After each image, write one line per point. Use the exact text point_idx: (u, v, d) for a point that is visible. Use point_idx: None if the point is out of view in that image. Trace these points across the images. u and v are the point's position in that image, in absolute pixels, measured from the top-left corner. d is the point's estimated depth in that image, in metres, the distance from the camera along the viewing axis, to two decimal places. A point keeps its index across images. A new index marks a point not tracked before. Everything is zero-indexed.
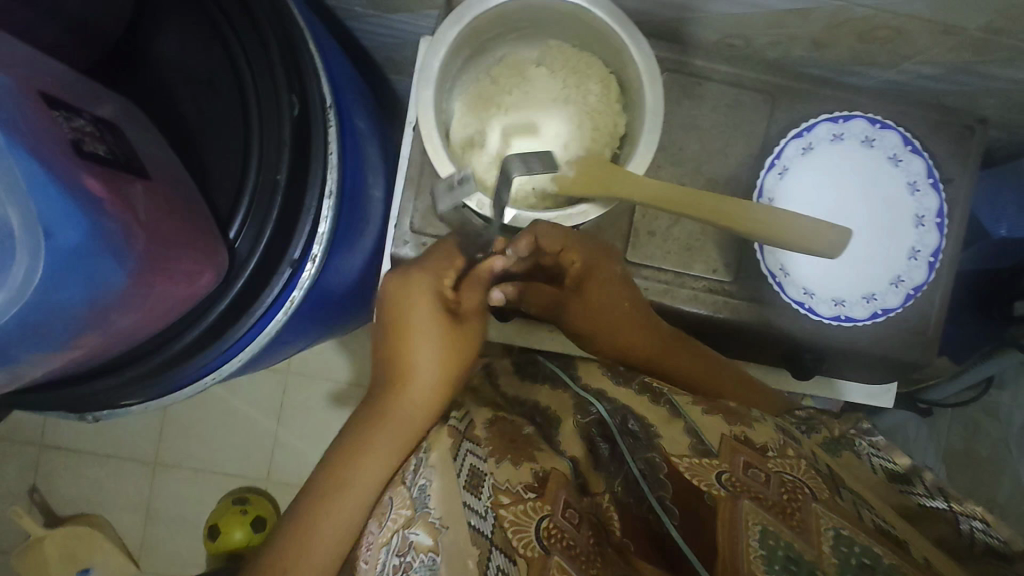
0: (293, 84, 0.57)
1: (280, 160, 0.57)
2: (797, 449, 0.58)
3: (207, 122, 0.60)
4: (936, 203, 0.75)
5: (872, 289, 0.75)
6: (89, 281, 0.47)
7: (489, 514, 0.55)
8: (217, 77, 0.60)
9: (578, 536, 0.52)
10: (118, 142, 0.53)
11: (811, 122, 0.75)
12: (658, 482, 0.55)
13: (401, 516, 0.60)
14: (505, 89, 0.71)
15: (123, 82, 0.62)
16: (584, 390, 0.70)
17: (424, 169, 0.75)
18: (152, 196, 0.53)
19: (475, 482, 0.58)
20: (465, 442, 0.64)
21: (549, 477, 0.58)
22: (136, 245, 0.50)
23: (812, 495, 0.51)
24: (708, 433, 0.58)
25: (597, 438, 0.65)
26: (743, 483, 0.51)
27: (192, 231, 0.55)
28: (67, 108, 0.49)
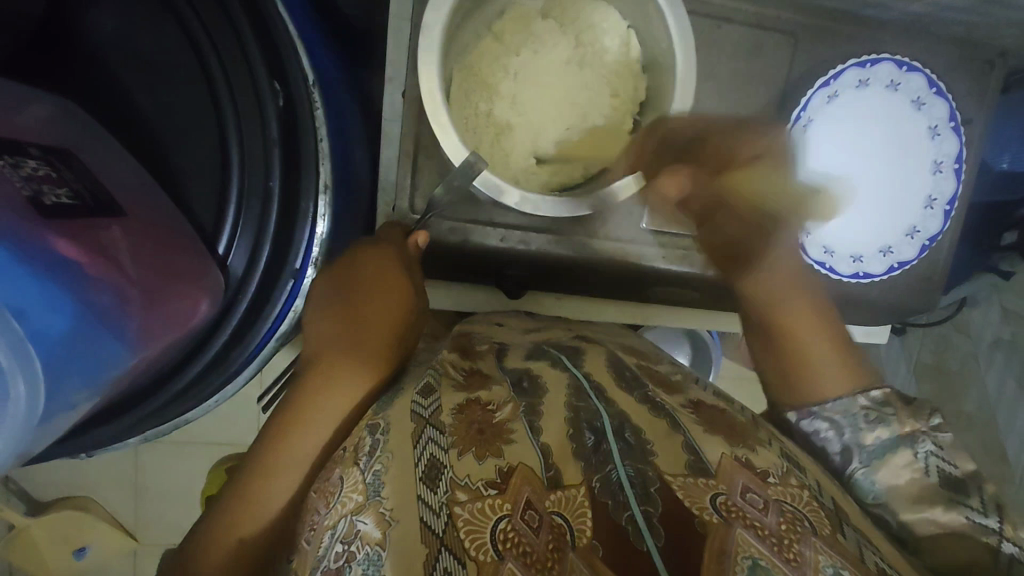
0: (273, 69, 0.48)
1: (270, 163, 0.49)
2: (802, 480, 0.49)
3: (169, 115, 0.50)
4: (955, 147, 0.73)
5: (889, 242, 0.74)
6: (92, 361, 0.41)
7: (443, 512, 0.41)
8: (174, 59, 0.49)
9: (543, 545, 0.40)
10: (78, 174, 0.43)
11: (839, 68, 0.69)
12: (643, 493, 0.43)
13: (350, 500, 0.45)
14: (511, 48, 0.62)
15: (53, 75, 0.49)
16: (586, 377, 0.54)
17: (420, 146, 0.66)
18: (136, 240, 0.45)
19: (432, 473, 0.44)
20: (428, 429, 0.47)
21: (516, 471, 0.44)
22: (132, 313, 0.43)
23: (812, 530, 0.43)
24: (707, 446, 0.47)
25: (584, 418, 0.49)
26: (738, 509, 0.43)
27: (186, 264, 0.47)
28: (10, 150, 0.39)
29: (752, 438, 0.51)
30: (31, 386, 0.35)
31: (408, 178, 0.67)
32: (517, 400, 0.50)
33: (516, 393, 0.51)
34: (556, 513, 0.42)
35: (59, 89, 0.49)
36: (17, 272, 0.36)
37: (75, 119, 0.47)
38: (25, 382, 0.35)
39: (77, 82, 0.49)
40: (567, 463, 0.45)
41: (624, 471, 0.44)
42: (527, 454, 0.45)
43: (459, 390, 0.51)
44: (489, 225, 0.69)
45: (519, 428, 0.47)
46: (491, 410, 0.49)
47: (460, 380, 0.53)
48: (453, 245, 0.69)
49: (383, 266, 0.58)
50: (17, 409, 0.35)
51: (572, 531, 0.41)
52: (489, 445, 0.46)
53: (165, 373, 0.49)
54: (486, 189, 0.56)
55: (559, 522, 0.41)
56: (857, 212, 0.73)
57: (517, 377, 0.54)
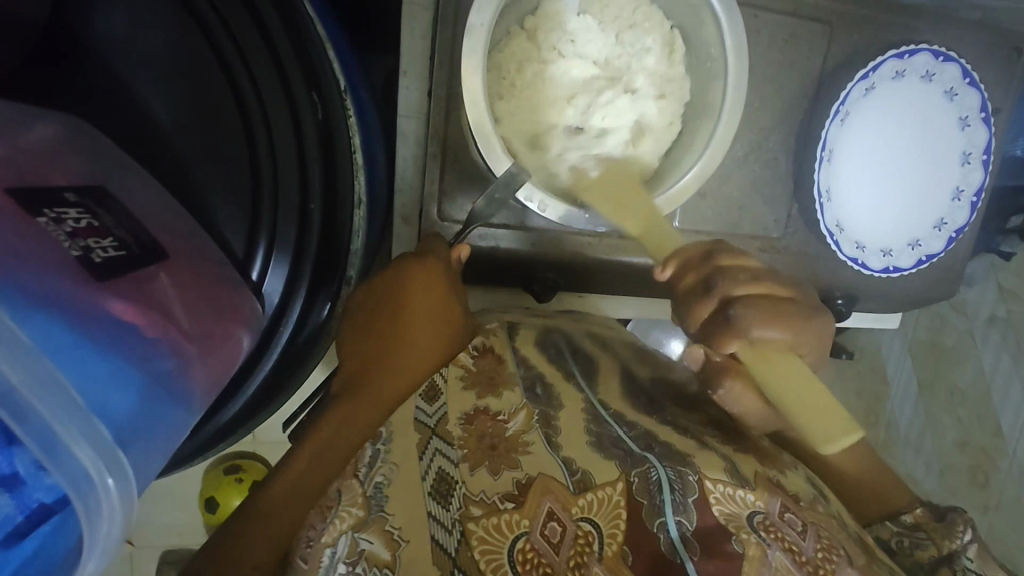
0: (308, 83, 0.44)
1: (307, 181, 0.46)
2: (828, 506, 0.47)
3: (193, 131, 0.46)
4: (984, 139, 0.71)
5: (916, 235, 0.72)
6: (163, 430, 0.38)
7: (456, 530, 0.37)
8: (194, 69, 0.45)
9: (564, 563, 0.36)
10: (119, 216, 0.40)
11: (878, 60, 0.67)
12: (681, 503, 0.40)
13: (348, 515, 0.38)
14: (546, 48, 0.58)
15: (61, 88, 0.44)
16: (603, 404, 0.49)
17: (447, 149, 0.62)
18: (183, 284, 0.42)
19: (443, 489, 0.39)
20: (434, 440, 0.42)
21: (537, 481, 0.39)
22: (192, 371, 0.40)
23: (847, 559, 0.41)
24: (741, 464, 0.46)
25: (608, 437, 0.45)
26: (777, 530, 0.41)
27: (230, 299, 0.45)
28: (50, 202, 0.36)
29: (779, 460, 0.50)
30: (120, 489, 0.33)
31: (436, 183, 0.62)
32: (529, 407, 0.45)
33: (530, 396, 0.46)
34: (583, 520, 0.38)
35: (73, 107, 0.45)
36: (84, 351, 0.33)
37: (87, 140, 0.43)
38: (114, 478, 0.32)
39: (90, 100, 0.45)
40: (593, 463, 0.41)
41: (665, 472, 0.42)
42: (546, 463, 0.41)
43: (468, 389, 0.45)
44: (523, 229, 0.67)
45: (536, 440, 0.42)
46: (503, 420, 0.43)
47: (469, 370, 0.46)
48: (484, 253, 0.67)
49: (425, 275, 0.51)
50: (111, 520, 0.33)
51: (600, 540, 0.37)
52: (504, 458, 0.41)
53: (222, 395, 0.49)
54: (530, 203, 0.56)
55: (586, 531, 0.38)
56: (887, 206, 0.72)
57: (531, 380, 0.48)
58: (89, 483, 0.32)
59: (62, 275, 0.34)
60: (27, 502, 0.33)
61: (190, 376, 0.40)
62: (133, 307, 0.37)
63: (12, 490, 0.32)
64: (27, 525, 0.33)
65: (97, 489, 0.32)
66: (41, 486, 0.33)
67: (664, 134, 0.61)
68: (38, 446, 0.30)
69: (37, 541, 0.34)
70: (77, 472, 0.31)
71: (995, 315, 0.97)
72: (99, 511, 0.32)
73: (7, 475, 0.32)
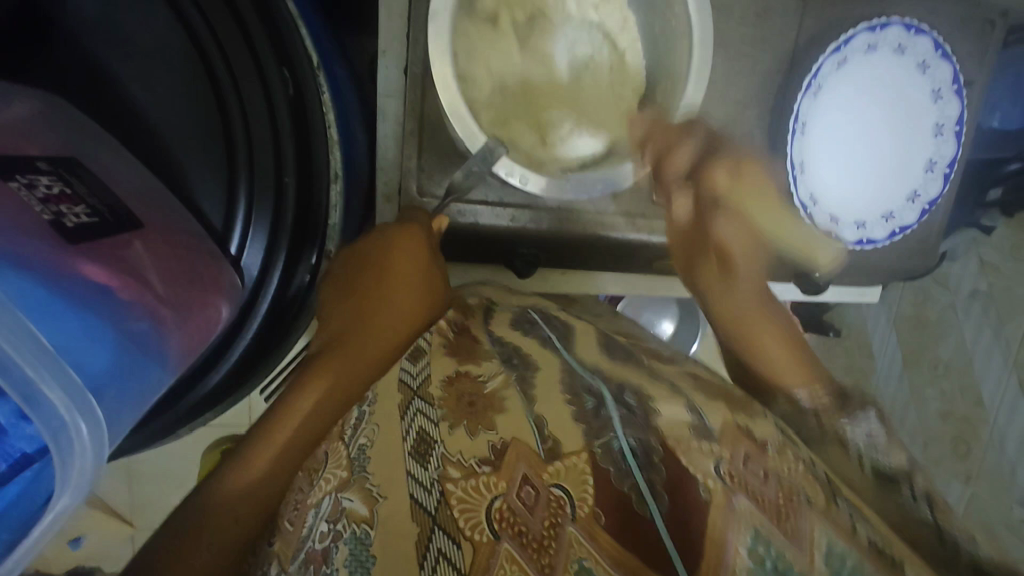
0: (280, 58, 0.46)
1: (283, 155, 0.48)
2: (798, 450, 0.45)
3: (169, 109, 0.48)
4: (957, 110, 0.72)
5: (890, 207, 0.73)
6: (137, 387, 0.41)
7: (433, 489, 0.37)
8: (169, 48, 0.46)
9: (540, 525, 0.36)
10: (90, 184, 0.42)
11: (849, 34, 0.68)
12: (647, 464, 0.38)
13: (334, 476, 0.41)
14: (509, 35, 0.60)
15: (35, 68, 0.46)
16: (575, 356, 0.49)
17: (424, 126, 0.63)
18: (158, 252, 0.43)
19: (422, 449, 0.40)
20: (415, 401, 0.43)
21: (511, 446, 0.39)
22: (168, 333, 0.42)
23: (807, 499, 0.39)
24: (709, 412, 0.45)
25: (580, 387, 0.44)
26: (740, 476, 0.39)
27: (206, 266, 0.46)
28: (21, 168, 0.38)
29: (750, 409, 0.49)
30: (92, 432, 0.35)
31: (414, 160, 0.63)
32: (508, 372, 0.44)
33: (507, 365, 0.45)
34: (556, 485, 0.37)
35: (50, 85, 0.46)
36: (58, 307, 0.36)
37: (65, 117, 0.45)
38: (86, 424, 0.35)
39: (67, 79, 0.46)
40: (566, 427, 0.40)
41: (627, 441, 0.39)
42: (519, 422, 0.40)
43: (450, 355, 0.46)
44: (513, 208, 0.68)
45: (511, 397, 0.42)
46: (482, 380, 0.44)
47: (450, 338, 0.48)
48: (466, 229, 0.68)
49: (406, 250, 0.52)
50: (84, 463, 0.35)
51: (573, 503, 0.36)
52: (481, 417, 0.41)
53: (203, 364, 0.51)
54: (509, 177, 0.58)
55: (558, 497, 0.36)
56: (860, 178, 0.73)
57: (506, 353, 0.47)
58: (65, 426, 0.34)
59: (34, 236, 0.36)
60: (11, 451, 0.36)
61: (166, 337, 0.42)
62: (109, 272, 0.39)
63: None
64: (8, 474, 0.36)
65: (70, 432, 0.34)
66: (23, 435, 0.36)
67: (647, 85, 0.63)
68: (15, 391, 0.32)
69: (19, 488, 0.37)
70: (53, 417, 0.34)
71: (977, 289, 0.97)
72: (74, 454, 0.35)
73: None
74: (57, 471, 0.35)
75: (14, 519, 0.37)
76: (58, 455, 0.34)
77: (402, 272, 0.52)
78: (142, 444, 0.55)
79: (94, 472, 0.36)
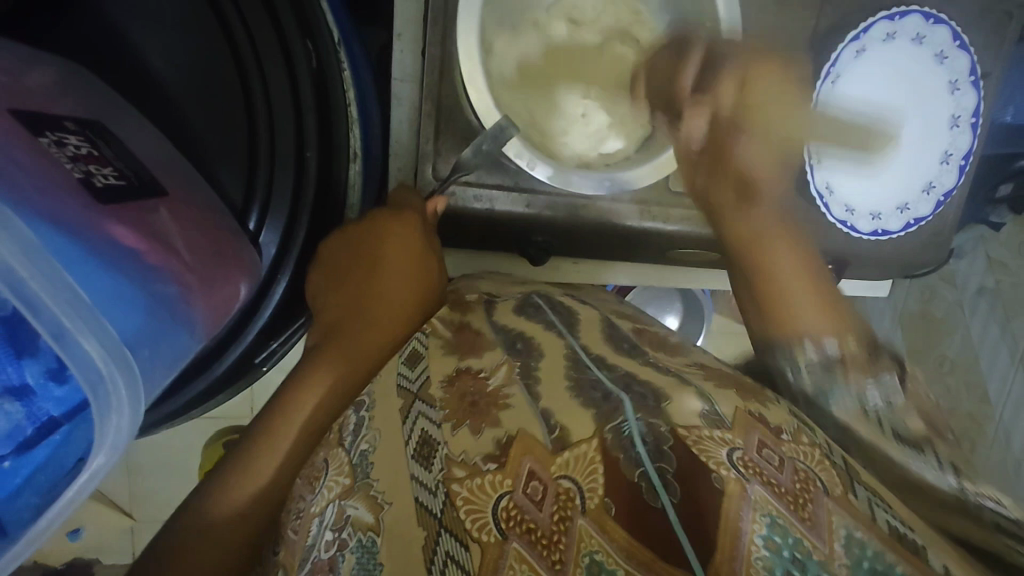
0: (303, 28, 0.45)
1: (304, 129, 0.48)
2: (813, 436, 0.42)
3: (193, 82, 0.48)
4: (974, 101, 0.72)
5: (905, 199, 0.73)
6: (163, 356, 0.40)
7: (440, 491, 0.35)
8: (193, 19, 0.47)
9: (548, 520, 0.33)
10: (116, 149, 0.42)
11: (869, 22, 0.67)
12: (657, 450, 0.35)
13: (336, 484, 0.41)
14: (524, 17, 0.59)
15: (56, 44, 0.46)
16: (584, 349, 0.44)
17: (440, 109, 0.61)
18: (183, 221, 0.43)
19: (425, 452, 0.38)
20: (417, 404, 0.41)
21: (517, 439, 0.35)
22: (195, 300, 0.42)
23: (825, 489, 0.36)
24: (719, 399, 0.40)
25: (587, 381, 0.40)
26: (756, 465, 0.36)
27: (229, 243, 0.46)
28: (51, 126, 0.38)
29: (762, 396, 0.44)
30: (130, 389, 0.35)
31: (430, 143, 0.62)
32: (511, 360, 0.42)
33: (511, 353, 0.42)
34: (562, 476, 0.34)
35: (64, 53, 0.46)
36: (87, 265, 0.36)
37: (85, 86, 0.44)
38: (125, 383, 0.34)
39: (89, 56, 0.47)
40: (572, 414, 0.37)
41: (636, 425, 0.36)
42: (526, 417, 0.37)
43: (449, 353, 0.43)
44: (519, 187, 0.65)
45: (516, 393, 0.39)
46: (484, 377, 0.40)
47: (449, 338, 0.44)
48: (480, 214, 0.65)
49: (405, 238, 0.50)
50: (121, 419, 0.35)
51: (582, 494, 0.34)
52: (485, 415, 0.38)
53: (220, 344, 0.51)
54: (518, 159, 0.57)
55: (566, 489, 0.34)
56: (878, 170, 0.72)
57: (510, 339, 0.44)
58: (102, 380, 0.34)
59: (68, 195, 0.36)
60: (38, 413, 0.37)
61: (193, 305, 0.42)
62: (137, 234, 0.39)
63: (24, 398, 0.36)
64: (38, 437, 0.37)
65: (108, 387, 0.34)
66: (50, 398, 0.37)
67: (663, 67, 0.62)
68: (51, 335, 0.32)
69: (48, 451, 0.37)
70: (89, 367, 0.33)
71: (985, 285, 0.97)
72: (110, 406, 0.34)
73: (19, 385, 0.36)
74: (95, 426, 0.34)
75: (42, 484, 0.37)
76: (98, 408, 0.34)
77: (391, 266, 0.49)
78: (152, 427, 0.53)
79: (130, 432, 0.36)
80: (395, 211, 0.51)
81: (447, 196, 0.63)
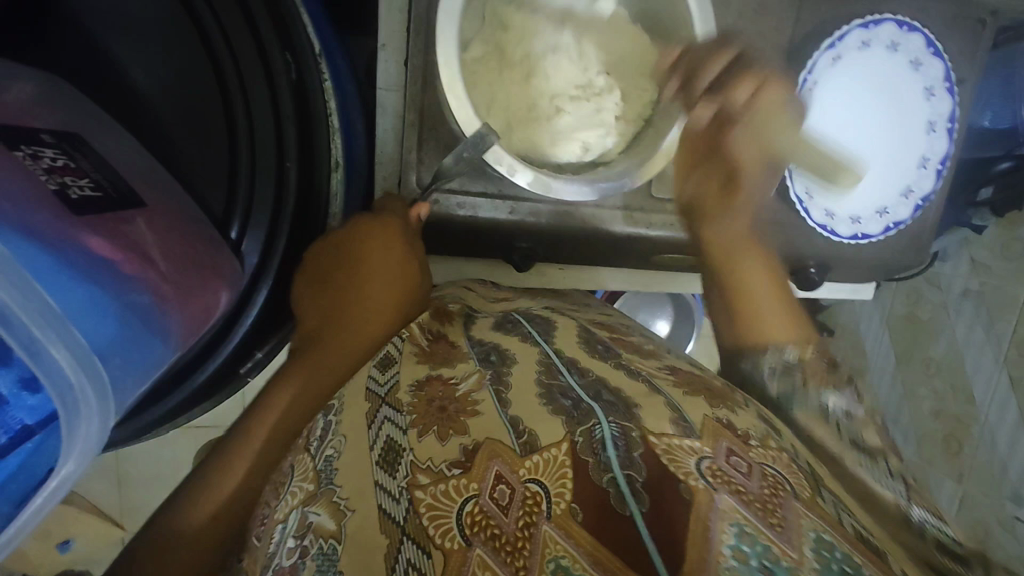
0: (283, 39, 0.47)
1: (282, 140, 0.48)
2: (779, 441, 0.43)
3: (176, 92, 0.49)
4: (948, 108, 0.73)
5: (885, 203, 0.73)
6: (136, 364, 0.41)
7: (403, 498, 0.35)
8: (175, 33, 0.48)
9: (513, 525, 0.33)
10: (92, 159, 0.42)
11: (844, 30, 0.68)
12: (627, 457, 0.36)
13: (301, 490, 0.40)
14: (505, 28, 0.60)
15: (38, 54, 0.47)
16: (557, 352, 0.45)
17: (423, 118, 0.62)
18: (160, 230, 0.44)
19: (390, 458, 0.38)
20: (383, 408, 0.41)
21: (483, 446, 0.36)
22: (171, 309, 0.43)
23: (794, 493, 0.37)
24: (688, 409, 0.42)
25: (556, 387, 0.41)
26: (725, 473, 0.37)
27: (208, 253, 0.46)
28: (26, 139, 0.38)
29: (733, 400, 0.46)
30: (99, 397, 0.36)
31: (414, 152, 0.62)
32: (483, 370, 0.42)
33: (483, 364, 0.43)
34: (532, 480, 0.35)
35: (50, 70, 0.47)
36: (61, 277, 0.37)
37: (64, 97, 0.45)
38: (94, 394, 0.35)
39: (72, 68, 0.48)
40: (541, 420, 0.38)
41: (608, 428, 0.37)
42: (495, 425, 0.38)
43: (421, 361, 0.43)
44: (499, 196, 0.66)
45: (486, 398, 0.40)
46: (454, 383, 0.41)
47: (422, 347, 0.45)
48: (462, 222, 0.66)
49: (387, 247, 0.50)
50: (90, 428, 0.36)
51: (548, 499, 0.34)
52: (453, 421, 0.39)
53: (199, 353, 0.51)
54: (498, 166, 0.56)
55: (534, 493, 0.34)
56: None
57: (485, 351, 0.45)
58: (70, 390, 0.34)
59: (39, 207, 0.36)
60: (11, 423, 0.38)
61: (167, 314, 0.42)
62: (113, 243, 0.40)
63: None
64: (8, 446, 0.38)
65: (77, 396, 0.35)
66: (24, 406, 0.38)
67: (644, 78, 0.63)
68: (20, 347, 0.32)
69: (19, 459, 0.38)
70: (59, 376, 0.34)
71: (969, 287, 0.96)
72: (80, 415, 0.35)
73: None
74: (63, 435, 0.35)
75: (16, 490, 0.37)
76: (66, 416, 0.35)
77: (373, 271, 0.50)
78: (131, 437, 0.53)
79: (98, 442, 0.37)
80: (376, 220, 0.51)
81: (430, 204, 0.64)
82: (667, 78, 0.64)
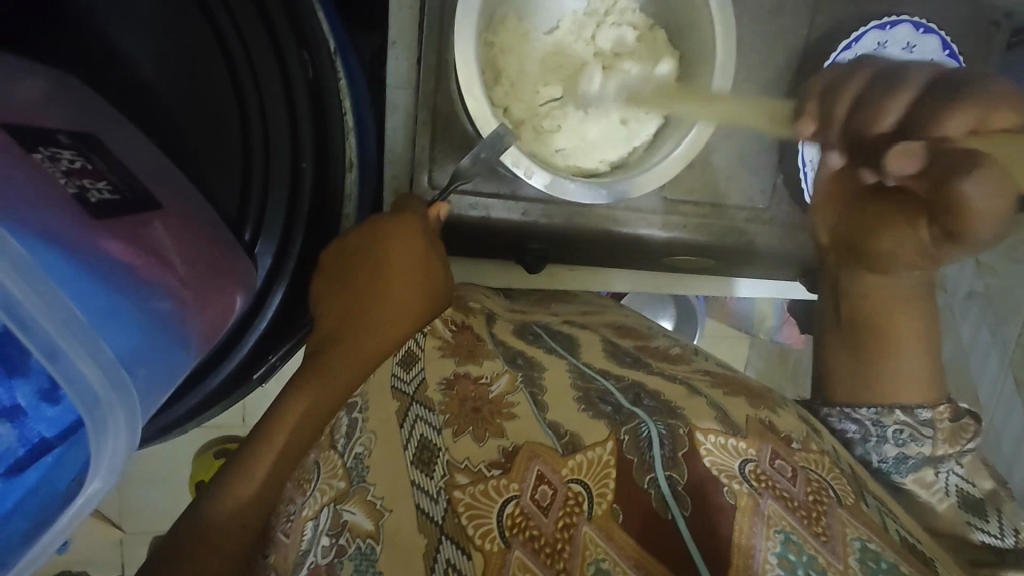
0: (298, 37, 0.46)
1: (296, 142, 0.48)
2: (820, 443, 0.43)
3: (189, 92, 0.49)
4: None
5: None
6: (157, 372, 0.39)
7: (442, 498, 0.34)
8: (187, 30, 0.47)
9: (553, 527, 0.33)
10: (108, 161, 0.41)
11: (860, 32, 0.67)
12: (670, 457, 0.36)
13: (330, 488, 0.39)
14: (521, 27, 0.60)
15: (47, 49, 0.46)
16: (586, 363, 0.45)
17: (437, 118, 0.60)
18: (177, 234, 0.43)
19: (425, 457, 0.37)
20: (413, 406, 0.40)
21: (522, 448, 0.35)
22: (191, 316, 0.42)
23: (837, 501, 0.37)
24: (731, 408, 0.42)
25: (594, 391, 0.41)
26: (768, 477, 0.36)
27: (225, 257, 0.45)
28: (44, 141, 0.38)
29: (771, 400, 0.46)
30: (125, 406, 0.34)
31: (426, 151, 0.61)
32: (513, 371, 0.41)
33: (511, 365, 0.42)
34: (573, 481, 0.34)
35: (58, 66, 0.46)
36: (79, 281, 0.35)
37: (75, 93, 0.44)
38: (120, 404, 0.34)
39: (82, 65, 0.47)
40: (580, 423, 0.37)
41: (654, 428, 0.37)
42: (534, 428, 0.37)
43: (447, 357, 0.42)
44: (513, 199, 0.65)
45: (521, 401, 0.39)
46: (485, 383, 0.40)
47: (447, 341, 0.44)
48: (476, 223, 0.65)
49: (405, 240, 0.49)
50: (117, 441, 0.34)
51: (591, 500, 0.34)
52: (488, 423, 0.38)
53: (216, 355, 0.50)
54: (516, 168, 0.55)
55: (576, 493, 0.34)
56: None
57: (510, 355, 0.44)
58: (97, 400, 0.33)
59: (59, 212, 0.36)
60: (30, 435, 0.38)
61: (188, 320, 0.41)
62: (130, 248, 0.39)
63: (14, 421, 0.37)
64: (30, 459, 0.38)
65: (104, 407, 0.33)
66: (42, 419, 0.38)
67: (661, 76, 0.62)
68: (39, 350, 0.31)
69: (39, 473, 0.38)
70: (84, 385, 0.32)
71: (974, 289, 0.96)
72: (106, 427, 0.34)
73: (9, 407, 0.37)
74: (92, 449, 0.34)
75: (33, 506, 0.37)
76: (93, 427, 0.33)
77: (394, 265, 0.48)
78: (143, 441, 0.53)
79: (125, 452, 0.35)
80: (393, 218, 0.50)
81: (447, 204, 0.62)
82: (685, 78, 0.63)
